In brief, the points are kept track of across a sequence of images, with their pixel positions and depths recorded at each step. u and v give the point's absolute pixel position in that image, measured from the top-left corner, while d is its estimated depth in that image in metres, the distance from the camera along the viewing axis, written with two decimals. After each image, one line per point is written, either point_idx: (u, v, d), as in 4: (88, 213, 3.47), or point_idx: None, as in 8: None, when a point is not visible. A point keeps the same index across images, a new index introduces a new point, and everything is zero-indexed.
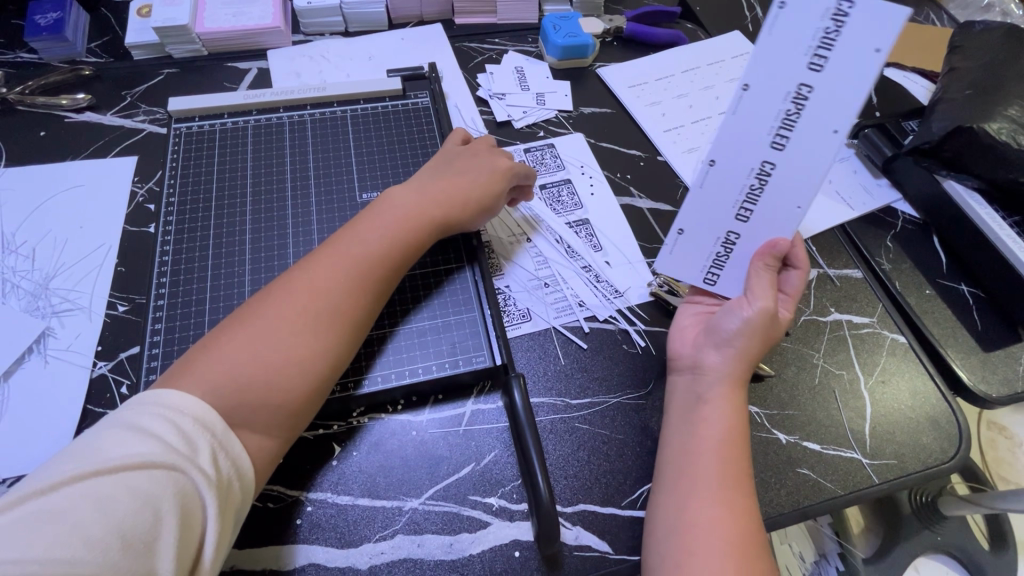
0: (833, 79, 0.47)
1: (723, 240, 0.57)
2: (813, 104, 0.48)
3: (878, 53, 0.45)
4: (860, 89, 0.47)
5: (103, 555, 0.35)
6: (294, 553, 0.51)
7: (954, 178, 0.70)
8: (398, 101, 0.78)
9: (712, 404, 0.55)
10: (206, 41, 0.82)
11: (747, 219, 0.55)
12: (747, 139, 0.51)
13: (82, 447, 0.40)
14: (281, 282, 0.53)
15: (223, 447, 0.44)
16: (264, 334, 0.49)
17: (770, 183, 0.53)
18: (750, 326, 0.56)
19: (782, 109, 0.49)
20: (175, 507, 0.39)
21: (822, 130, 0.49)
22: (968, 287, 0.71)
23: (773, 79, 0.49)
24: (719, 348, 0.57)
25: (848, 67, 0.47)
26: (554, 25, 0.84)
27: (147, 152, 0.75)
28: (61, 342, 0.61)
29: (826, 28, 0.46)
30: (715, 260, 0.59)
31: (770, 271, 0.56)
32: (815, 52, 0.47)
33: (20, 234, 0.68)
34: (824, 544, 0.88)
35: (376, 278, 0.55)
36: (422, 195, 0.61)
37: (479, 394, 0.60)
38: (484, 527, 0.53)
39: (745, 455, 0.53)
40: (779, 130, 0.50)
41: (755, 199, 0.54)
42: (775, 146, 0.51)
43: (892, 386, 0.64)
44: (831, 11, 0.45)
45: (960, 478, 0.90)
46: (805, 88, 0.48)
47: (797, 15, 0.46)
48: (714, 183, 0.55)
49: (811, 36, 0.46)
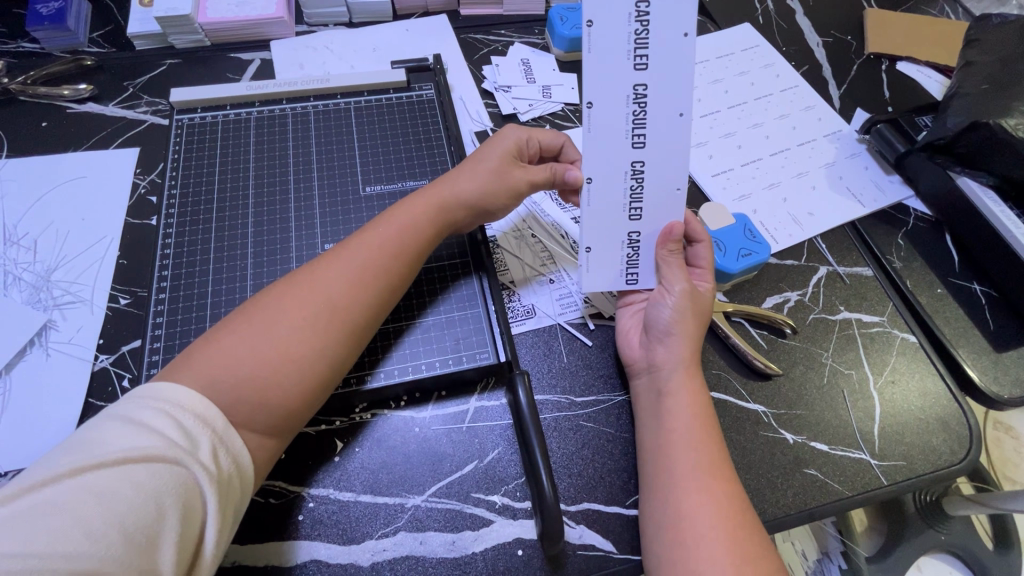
0: (661, 71, 0.52)
1: (626, 243, 0.58)
2: (652, 98, 0.53)
3: (687, 37, 0.52)
4: (689, 72, 0.53)
5: (105, 549, 0.35)
6: (296, 550, 0.51)
7: (968, 176, 0.69)
8: (402, 93, 0.77)
9: (674, 395, 0.54)
10: (209, 32, 0.81)
11: (640, 217, 0.57)
12: (613, 145, 0.54)
13: (81, 440, 0.40)
14: (285, 279, 0.53)
15: (223, 444, 0.43)
16: (270, 331, 0.48)
17: (646, 180, 0.55)
18: (680, 309, 0.56)
19: (629, 112, 0.53)
20: (177, 502, 0.38)
21: (670, 114, 0.53)
22: (981, 286, 0.70)
23: (613, 85, 0.52)
24: (663, 340, 0.56)
25: (669, 56, 0.52)
26: (561, 16, 0.83)
27: (149, 144, 0.74)
28: (62, 335, 0.61)
29: (636, 32, 0.51)
30: (628, 262, 0.59)
31: (676, 256, 0.57)
32: (635, 55, 0.52)
33: (22, 227, 0.68)
34: (828, 543, 0.87)
35: (384, 280, 0.55)
36: (429, 192, 0.60)
37: (483, 390, 0.60)
38: (486, 525, 0.53)
39: (718, 441, 0.52)
40: (633, 131, 0.54)
41: (639, 199, 0.56)
42: (636, 145, 0.54)
43: (901, 385, 0.63)
44: (633, 17, 0.51)
45: (966, 478, 0.89)
46: (641, 87, 0.52)
47: (608, 26, 0.51)
48: (599, 198, 0.56)
49: (626, 41, 0.51)
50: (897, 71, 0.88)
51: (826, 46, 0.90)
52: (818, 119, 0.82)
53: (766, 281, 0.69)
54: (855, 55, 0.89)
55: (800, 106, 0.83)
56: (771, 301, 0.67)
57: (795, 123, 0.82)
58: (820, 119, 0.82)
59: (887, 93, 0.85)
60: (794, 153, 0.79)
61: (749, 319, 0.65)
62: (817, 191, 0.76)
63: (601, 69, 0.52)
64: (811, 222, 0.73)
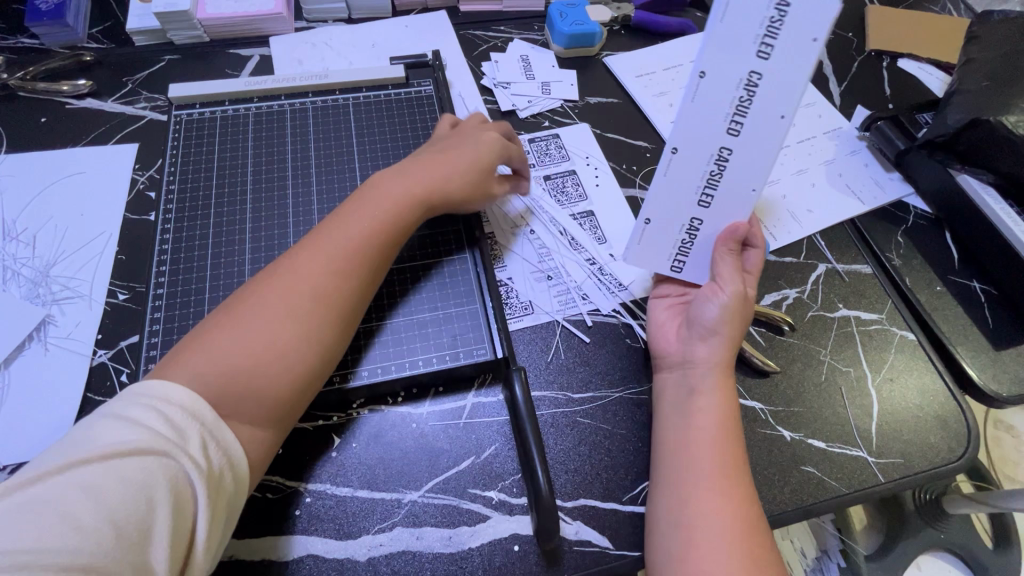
0: (783, 64, 0.49)
1: (686, 227, 0.59)
2: (762, 91, 0.50)
3: (816, 41, 0.47)
4: (804, 75, 0.49)
5: (94, 543, 0.35)
6: (293, 544, 0.51)
7: (968, 173, 0.69)
8: (401, 89, 0.77)
9: (704, 394, 0.54)
10: (207, 27, 0.81)
11: (709, 204, 0.57)
12: (704, 126, 0.53)
13: (75, 434, 0.40)
14: (268, 272, 0.52)
15: (214, 437, 0.42)
16: (250, 322, 0.48)
17: (728, 169, 0.55)
18: (727, 311, 0.56)
19: (735, 96, 0.51)
20: (167, 496, 0.38)
21: (773, 112, 0.51)
22: (980, 283, 0.70)
23: (725, 65, 0.50)
24: (705, 339, 0.56)
25: (793, 52, 0.48)
26: (561, 12, 0.83)
27: (149, 140, 0.74)
28: (61, 330, 0.61)
29: (772, 17, 0.47)
30: (680, 248, 0.60)
31: (733, 256, 0.58)
32: (762, 41, 0.48)
33: (21, 222, 0.68)
34: (826, 541, 0.87)
35: (364, 267, 0.54)
36: (411, 173, 0.60)
37: (480, 386, 0.60)
38: (484, 520, 0.53)
39: (740, 444, 0.52)
40: (733, 117, 0.52)
41: (715, 184, 0.56)
42: (731, 132, 0.53)
43: (900, 383, 0.63)
44: (774, 0, 0.46)
45: (966, 477, 0.89)
46: (755, 75, 0.50)
47: (744, 4, 0.47)
48: (675, 171, 0.56)
49: (759, 25, 0.48)
50: (898, 68, 0.87)
51: (826, 43, 0.90)
52: (819, 116, 0.82)
53: (765, 278, 0.68)
54: (856, 52, 0.89)
55: (801, 102, 0.83)
56: (770, 298, 0.67)
57: (795, 119, 0.81)
58: (820, 116, 0.82)
59: (886, 90, 0.85)
60: (794, 150, 0.78)
61: None
62: (817, 188, 0.75)
63: (721, 45, 0.49)
64: (809, 219, 0.73)
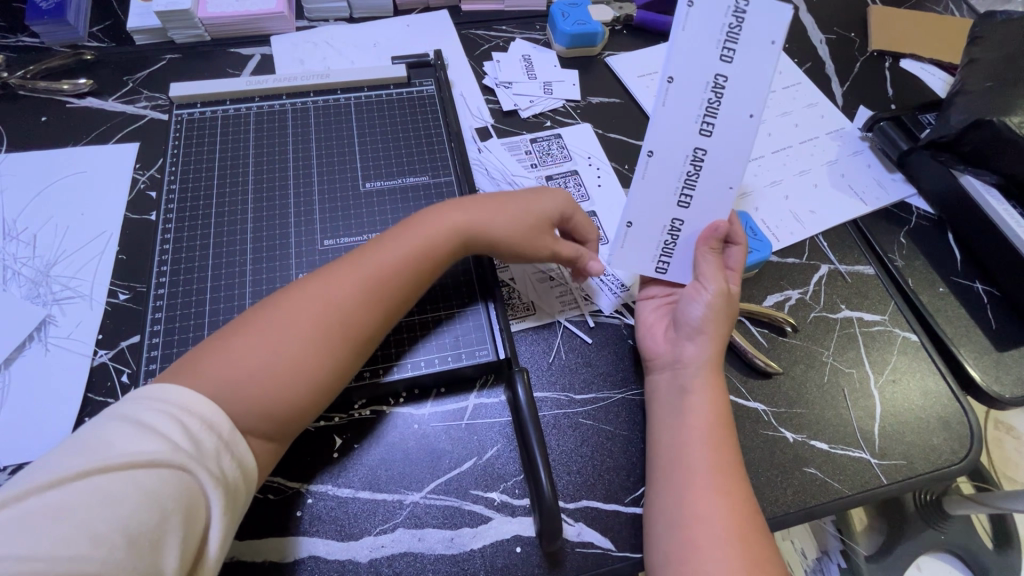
0: (744, 67, 0.52)
1: (668, 228, 0.59)
2: (729, 92, 0.53)
3: (773, 45, 0.52)
4: (766, 76, 0.52)
5: (107, 551, 0.35)
6: (294, 546, 0.51)
7: (971, 173, 0.68)
8: (403, 88, 0.77)
9: (694, 394, 0.54)
10: (209, 26, 0.81)
11: (689, 204, 0.57)
12: (678, 127, 0.55)
13: (86, 439, 0.39)
14: (298, 286, 0.52)
15: (229, 450, 0.43)
16: (276, 340, 0.48)
17: (704, 169, 0.56)
18: (713, 309, 0.55)
19: (704, 99, 0.54)
20: (180, 506, 0.38)
21: (740, 113, 0.54)
22: (983, 285, 0.69)
23: (693, 68, 0.53)
24: (692, 338, 0.56)
25: (753, 56, 0.52)
26: (562, 12, 0.82)
27: (150, 139, 0.74)
28: (61, 330, 0.61)
29: (730, 25, 0.51)
30: (663, 248, 0.59)
31: (715, 254, 0.58)
32: (724, 46, 0.52)
33: (21, 222, 0.67)
34: (827, 542, 0.87)
35: (392, 293, 0.54)
36: (472, 209, 0.59)
37: (483, 387, 0.59)
38: (485, 522, 0.53)
39: (732, 442, 0.52)
40: (704, 119, 0.54)
41: (693, 185, 0.57)
42: (702, 133, 0.55)
43: (902, 384, 0.63)
44: (731, 9, 0.51)
45: (966, 478, 0.89)
46: (721, 77, 0.53)
47: (704, 13, 0.51)
48: (653, 174, 0.57)
49: (719, 30, 0.52)
50: (900, 68, 0.87)
51: (829, 43, 0.90)
52: (821, 117, 0.82)
53: (767, 279, 0.68)
54: (858, 53, 0.89)
55: (802, 102, 0.83)
56: (772, 299, 0.67)
57: (796, 119, 0.81)
58: (823, 116, 0.82)
59: (889, 91, 0.85)
60: (796, 151, 0.78)
61: (749, 317, 0.65)
62: (820, 189, 0.75)
63: (688, 49, 0.52)
64: (811, 220, 0.73)
